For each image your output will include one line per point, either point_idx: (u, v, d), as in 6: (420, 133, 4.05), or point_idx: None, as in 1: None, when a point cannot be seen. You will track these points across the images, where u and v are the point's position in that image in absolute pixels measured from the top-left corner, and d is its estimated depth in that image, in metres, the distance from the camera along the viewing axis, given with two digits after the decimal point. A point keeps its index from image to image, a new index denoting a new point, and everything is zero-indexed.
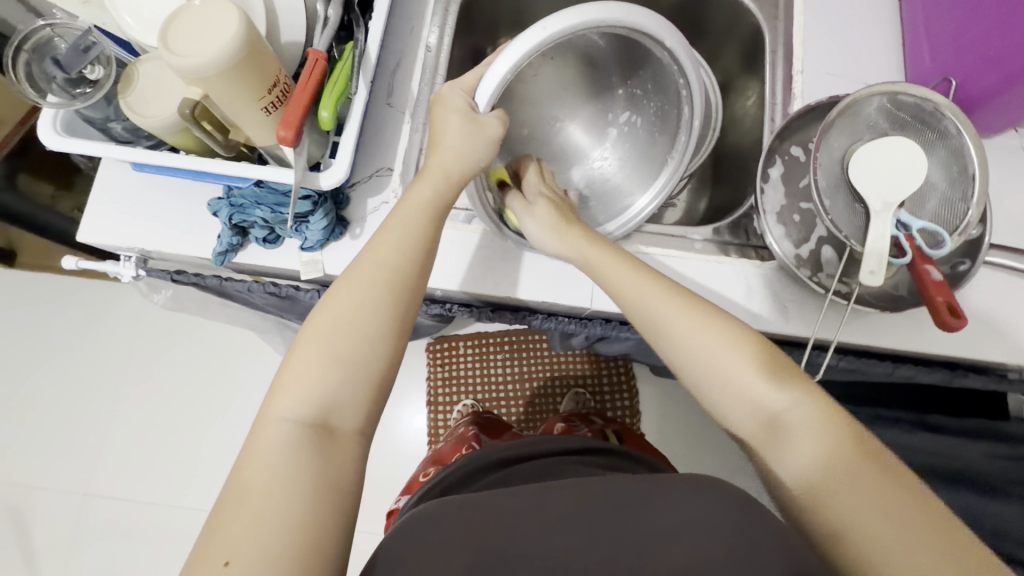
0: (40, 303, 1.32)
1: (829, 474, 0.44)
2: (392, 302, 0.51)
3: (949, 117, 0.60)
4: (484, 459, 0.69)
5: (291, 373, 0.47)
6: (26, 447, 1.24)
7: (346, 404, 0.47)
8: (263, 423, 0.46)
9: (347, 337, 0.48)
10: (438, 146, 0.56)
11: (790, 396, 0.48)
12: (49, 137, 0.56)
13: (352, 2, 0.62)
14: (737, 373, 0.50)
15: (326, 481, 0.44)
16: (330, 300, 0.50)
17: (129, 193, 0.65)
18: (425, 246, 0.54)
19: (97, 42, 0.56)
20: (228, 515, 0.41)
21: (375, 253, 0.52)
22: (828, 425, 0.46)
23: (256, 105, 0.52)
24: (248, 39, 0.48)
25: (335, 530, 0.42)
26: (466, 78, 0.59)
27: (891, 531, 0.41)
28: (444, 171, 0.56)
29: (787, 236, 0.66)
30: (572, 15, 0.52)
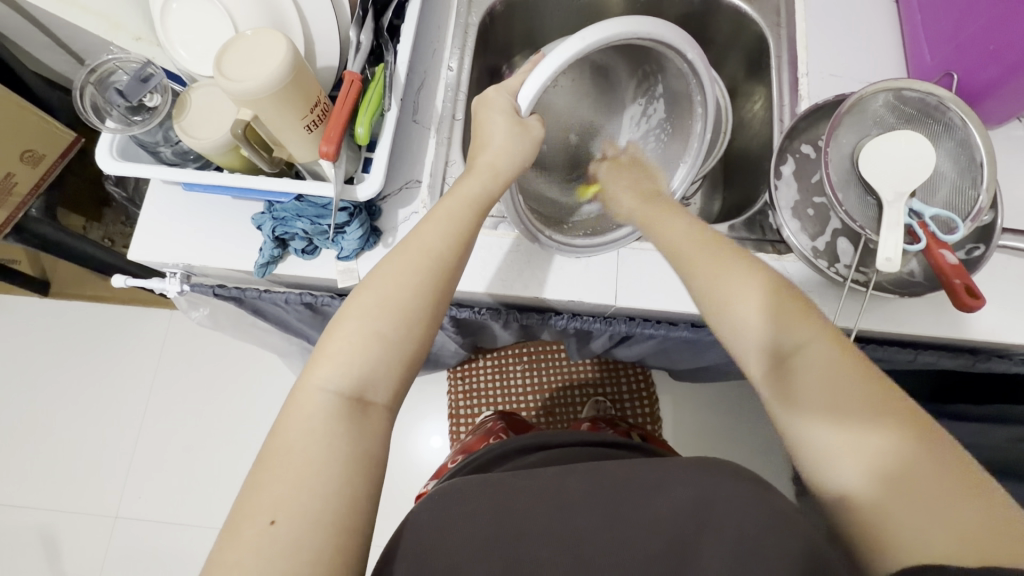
0: (75, 328, 1.37)
1: (846, 428, 0.43)
2: (434, 288, 0.52)
3: (954, 109, 0.63)
4: (518, 442, 0.72)
5: (330, 344, 0.49)
6: (61, 469, 1.28)
7: (382, 381, 0.50)
8: (300, 389, 0.48)
9: (386, 316, 0.50)
10: (484, 147, 0.60)
11: (805, 341, 0.47)
12: (106, 162, 0.61)
13: (381, 28, 0.67)
14: (759, 327, 0.49)
15: (362, 455, 0.46)
16: (372, 280, 0.52)
17: (177, 213, 0.69)
18: (465, 233, 0.55)
19: (155, 73, 0.61)
20: (270, 475, 0.43)
21: (419, 238, 0.54)
22: (853, 382, 0.44)
23: (299, 123, 0.56)
24: (293, 65, 0.52)
25: (367, 499, 0.45)
26: (511, 81, 0.62)
27: (907, 487, 0.39)
28: (493, 170, 0.59)
29: (803, 229, 0.68)
30: (608, 27, 0.56)
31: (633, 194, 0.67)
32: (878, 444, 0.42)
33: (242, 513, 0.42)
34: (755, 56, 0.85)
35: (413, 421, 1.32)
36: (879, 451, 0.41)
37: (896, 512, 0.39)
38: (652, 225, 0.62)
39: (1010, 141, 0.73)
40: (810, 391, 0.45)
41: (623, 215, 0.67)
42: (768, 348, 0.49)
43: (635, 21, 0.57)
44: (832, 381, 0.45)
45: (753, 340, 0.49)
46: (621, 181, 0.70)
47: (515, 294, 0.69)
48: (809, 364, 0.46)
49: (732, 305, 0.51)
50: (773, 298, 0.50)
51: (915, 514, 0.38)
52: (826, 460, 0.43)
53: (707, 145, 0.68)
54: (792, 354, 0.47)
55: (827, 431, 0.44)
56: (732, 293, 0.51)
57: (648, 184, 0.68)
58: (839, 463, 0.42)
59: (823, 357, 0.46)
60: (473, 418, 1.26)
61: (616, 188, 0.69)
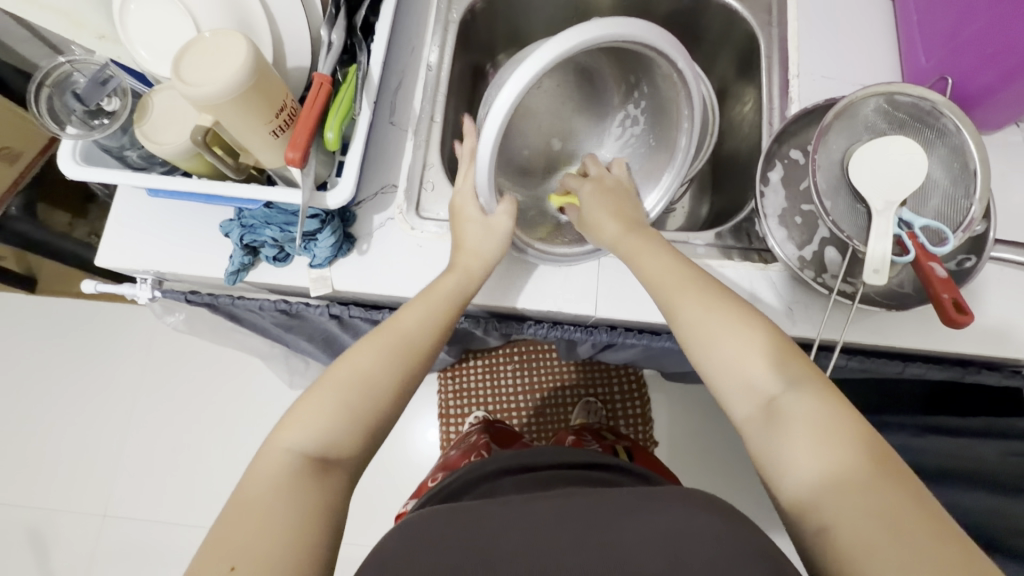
0: (55, 327, 1.34)
1: (819, 461, 0.43)
2: (409, 368, 0.54)
3: (948, 114, 0.60)
4: (493, 465, 0.70)
5: (300, 413, 0.49)
6: (44, 469, 1.26)
7: (350, 451, 0.49)
8: (268, 452, 0.47)
9: (361, 391, 0.51)
10: (465, 230, 0.62)
11: (787, 383, 0.48)
12: (69, 167, 0.58)
13: (354, 26, 0.64)
14: (742, 366, 0.50)
15: (328, 511, 0.45)
16: (347, 355, 0.53)
17: (146, 218, 0.67)
18: (442, 323, 0.57)
19: (114, 76, 0.61)
20: (229, 528, 0.42)
21: (397, 324, 0.56)
22: (828, 419, 0.45)
23: (264, 128, 0.54)
24: (255, 68, 0.50)
25: (324, 561, 0.42)
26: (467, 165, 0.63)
27: (874, 520, 0.39)
28: (470, 268, 0.60)
29: (790, 238, 0.66)
30: (589, 29, 0.53)
31: (609, 216, 0.62)
32: (851, 479, 0.42)
33: (198, 566, 0.39)
34: (745, 56, 0.82)
35: (402, 421, 1.29)
36: (851, 482, 0.42)
37: (870, 546, 0.39)
38: (636, 258, 0.58)
39: (1006, 146, 0.70)
40: (790, 426, 0.46)
41: (602, 240, 0.62)
42: (752, 385, 0.49)
43: (624, 22, 0.54)
44: (810, 419, 0.46)
45: (738, 376, 0.50)
46: (598, 198, 0.63)
47: (493, 302, 0.68)
48: (792, 403, 0.47)
49: (715, 342, 0.51)
50: (756, 337, 0.51)
51: (884, 545, 0.38)
52: (804, 492, 0.43)
53: (693, 150, 0.65)
54: (776, 391, 0.48)
55: (806, 465, 0.44)
56: (720, 331, 0.51)
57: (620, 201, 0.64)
58: (814, 493, 0.43)
59: (805, 398, 0.47)
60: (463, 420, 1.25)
61: (591, 207, 0.63)
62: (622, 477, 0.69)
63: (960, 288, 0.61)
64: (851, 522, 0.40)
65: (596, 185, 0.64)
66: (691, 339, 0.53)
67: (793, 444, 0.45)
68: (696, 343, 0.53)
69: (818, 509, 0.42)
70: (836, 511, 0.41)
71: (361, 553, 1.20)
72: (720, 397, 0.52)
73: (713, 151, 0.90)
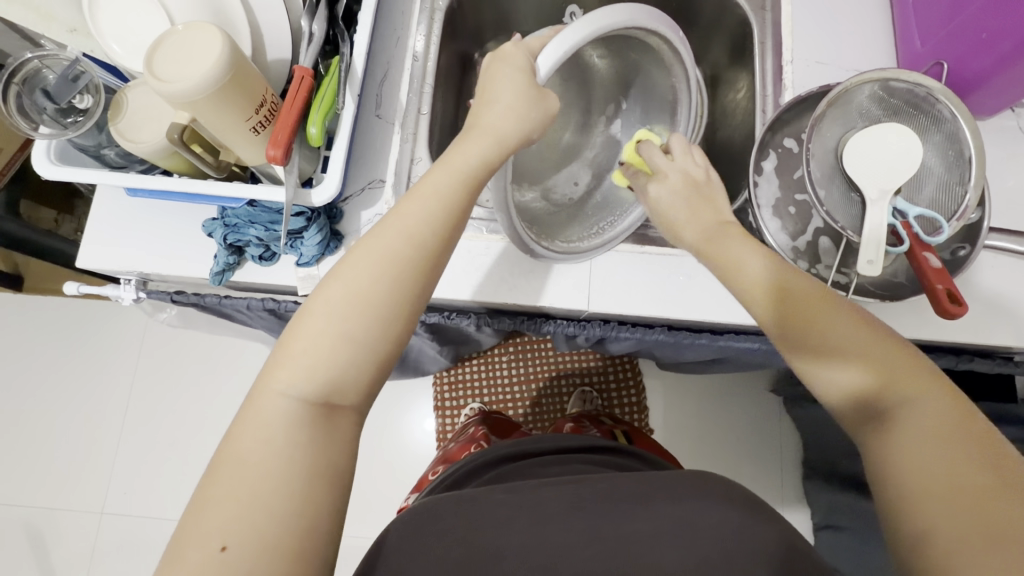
0: (37, 326, 1.30)
1: (935, 463, 0.39)
2: (415, 279, 0.47)
3: (943, 100, 0.59)
4: (495, 452, 0.70)
5: (294, 341, 0.44)
6: (36, 470, 1.25)
7: (353, 384, 0.45)
8: (260, 391, 0.44)
9: (361, 315, 0.45)
10: (487, 106, 0.52)
11: (904, 389, 0.42)
12: (45, 167, 0.57)
13: (336, 16, 0.62)
14: (847, 366, 0.44)
15: (326, 467, 0.42)
16: (345, 267, 0.46)
17: (128, 217, 0.65)
18: (456, 218, 0.49)
19: (86, 71, 0.58)
20: (219, 492, 0.40)
21: (400, 217, 0.47)
22: (947, 424, 0.40)
23: (244, 126, 0.52)
24: (231, 63, 0.48)
25: (331, 513, 0.41)
26: (532, 42, 0.54)
27: (975, 523, 0.36)
28: (496, 134, 0.51)
29: (783, 228, 0.66)
30: (596, 18, 0.50)
31: (693, 216, 0.58)
32: (960, 482, 0.37)
33: (190, 532, 0.38)
34: (739, 41, 0.80)
35: (397, 413, 1.27)
36: (959, 482, 0.37)
37: (966, 544, 0.35)
38: (718, 254, 0.55)
39: (1001, 132, 0.70)
40: (904, 426, 0.41)
41: (682, 241, 0.59)
42: (862, 386, 0.43)
43: (620, 9, 0.51)
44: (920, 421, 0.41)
45: (848, 374, 0.44)
46: (676, 192, 0.59)
47: (484, 297, 0.66)
48: (905, 410, 0.41)
49: (825, 331, 0.46)
50: (874, 333, 0.45)
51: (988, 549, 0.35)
52: (902, 485, 0.40)
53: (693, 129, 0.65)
54: (886, 391, 0.42)
55: (912, 465, 0.39)
56: (822, 329, 0.46)
57: (702, 197, 0.59)
58: (909, 489, 0.39)
59: (928, 407, 0.41)
60: (458, 412, 1.25)
61: (662, 198, 0.59)
62: (623, 460, 0.69)
63: (954, 277, 0.61)
64: (955, 524, 0.36)
65: (665, 185, 0.59)
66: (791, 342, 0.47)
67: (901, 447, 0.40)
68: (800, 342, 0.47)
69: (926, 505, 0.38)
70: (943, 516, 0.37)
71: (360, 545, 1.20)
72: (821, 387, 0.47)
73: (707, 138, 0.89)
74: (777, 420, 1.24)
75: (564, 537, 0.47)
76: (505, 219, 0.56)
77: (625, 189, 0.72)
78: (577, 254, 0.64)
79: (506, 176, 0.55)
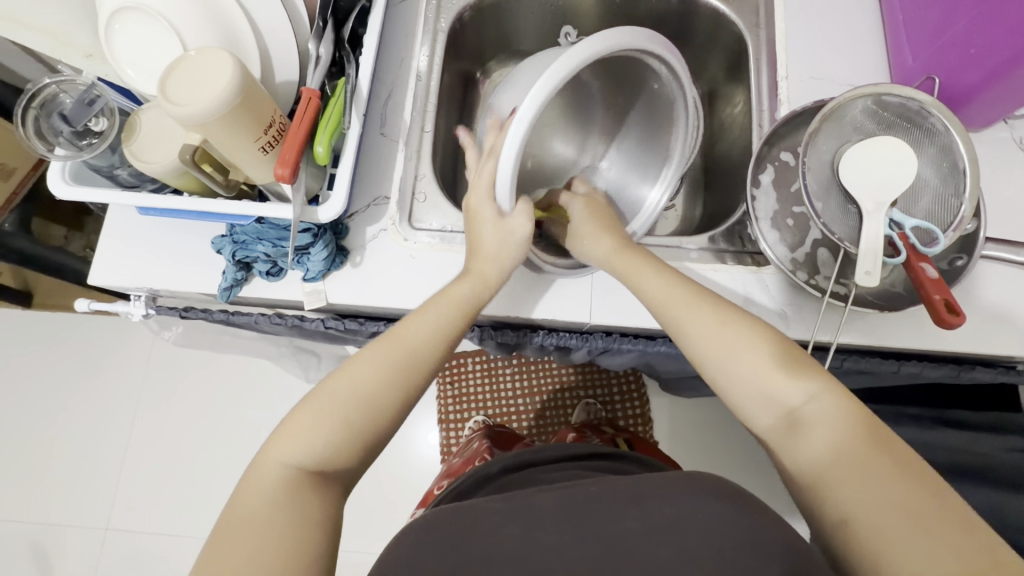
0: (45, 341, 1.32)
1: (838, 447, 0.45)
2: (410, 369, 0.52)
3: (936, 114, 0.60)
4: (495, 465, 0.71)
5: (301, 418, 0.47)
6: (42, 484, 1.25)
7: (347, 461, 0.47)
8: (266, 458, 0.46)
9: (370, 405, 0.49)
10: (486, 221, 0.58)
11: (801, 388, 0.49)
12: (59, 187, 0.58)
13: (341, 38, 0.64)
14: (748, 373, 0.51)
15: (323, 531, 0.43)
16: (344, 364, 0.51)
17: (141, 234, 0.67)
18: (448, 331, 0.55)
19: (100, 95, 0.61)
20: (218, 551, 0.40)
21: (411, 328, 0.54)
22: (847, 415, 0.46)
23: (253, 145, 0.54)
24: (242, 87, 0.50)
25: (325, 574, 0.41)
26: (498, 142, 0.58)
27: (886, 515, 0.40)
28: (481, 269, 0.59)
29: (782, 240, 0.67)
30: (602, 39, 0.52)
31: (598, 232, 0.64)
32: (860, 469, 0.43)
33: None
34: (735, 57, 0.82)
35: (401, 425, 1.27)
36: (864, 470, 0.43)
37: (883, 532, 0.40)
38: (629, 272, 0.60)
39: (996, 144, 0.71)
40: (810, 425, 0.47)
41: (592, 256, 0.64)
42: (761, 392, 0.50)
43: (626, 30, 0.53)
44: (829, 420, 0.46)
45: (756, 388, 0.51)
46: (583, 217, 0.66)
47: (487, 311, 0.67)
48: (816, 416, 0.47)
49: (737, 358, 0.52)
50: (765, 341, 0.52)
51: (889, 522, 0.40)
52: (813, 480, 0.45)
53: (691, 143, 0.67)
54: (786, 396, 0.49)
55: (819, 457, 0.45)
56: (735, 346, 0.52)
57: (604, 215, 0.66)
58: (826, 481, 0.44)
59: (829, 405, 0.47)
60: (463, 424, 1.24)
61: (579, 225, 0.65)
62: (624, 467, 0.70)
63: (952, 287, 0.61)
64: (869, 508, 0.41)
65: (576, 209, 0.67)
66: (715, 366, 0.53)
67: (814, 450, 0.46)
68: (719, 361, 0.53)
69: (842, 495, 0.43)
70: (858, 503, 0.42)
71: (362, 560, 1.19)
72: (742, 411, 0.52)
73: (706, 152, 0.90)
74: None
75: (566, 538, 0.47)
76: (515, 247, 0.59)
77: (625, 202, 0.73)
78: (577, 270, 0.67)
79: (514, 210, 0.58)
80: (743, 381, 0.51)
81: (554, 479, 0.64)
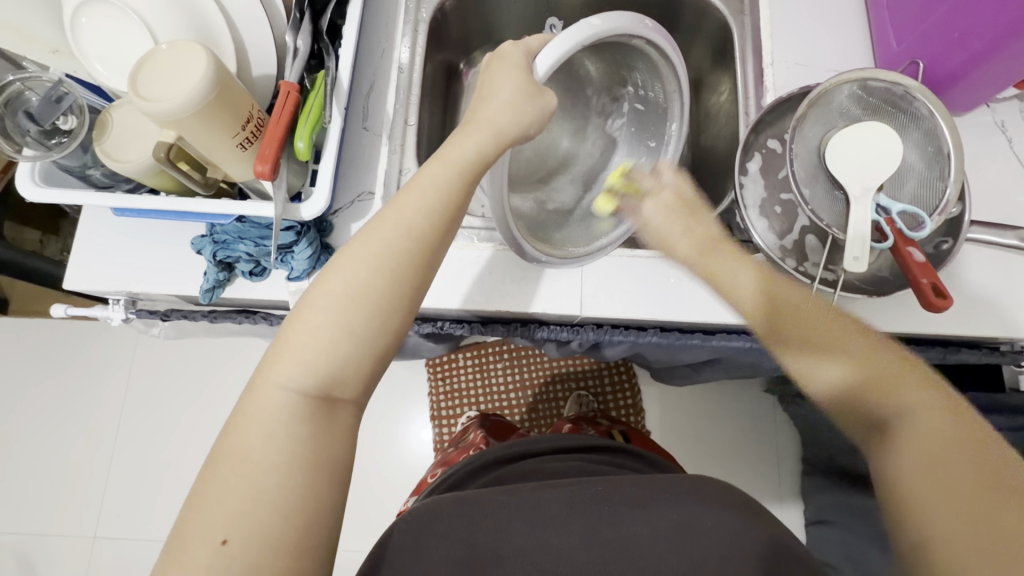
0: (22, 349, 1.28)
1: (917, 451, 0.47)
2: (414, 272, 0.47)
3: (921, 99, 0.60)
4: (490, 454, 0.70)
5: (293, 333, 0.44)
6: (25, 495, 1.22)
7: (351, 377, 0.45)
8: (259, 383, 0.43)
9: (358, 308, 0.44)
10: (484, 102, 0.52)
11: (906, 399, 0.50)
12: (29, 190, 0.56)
13: (320, 30, 0.62)
14: (832, 367, 0.54)
15: (327, 462, 0.42)
16: (343, 259, 0.46)
17: (118, 235, 0.65)
18: (451, 212, 0.49)
19: (69, 92, 0.58)
20: (212, 491, 0.39)
21: (398, 212, 0.47)
22: (941, 428, 0.48)
23: (231, 141, 0.52)
24: (217, 81, 0.48)
25: (330, 505, 0.41)
26: (531, 40, 0.54)
27: (959, 522, 0.43)
28: (494, 128, 0.51)
29: (770, 228, 0.67)
30: (613, 18, 0.52)
31: (688, 235, 0.67)
32: (944, 476, 0.45)
33: (191, 526, 0.38)
34: (720, 45, 0.82)
35: (393, 422, 1.25)
36: (951, 476, 0.45)
37: (958, 542, 0.43)
38: (714, 273, 0.65)
39: (978, 128, 0.71)
40: (899, 432, 0.49)
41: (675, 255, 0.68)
42: (860, 408, 0.52)
43: (631, 17, 0.54)
44: (923, 428, 0.48)
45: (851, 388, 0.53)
46: (666, 202, 0.68)
47: (476, 306, 0.66)
48: (909, 425, 0.49)
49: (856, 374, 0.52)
50: (867, 348, 0.54)
51: (963, 535, 0.43)
52: (896, 486, 0.48)
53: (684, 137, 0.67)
54: (883, 404, 0.50)
55: (901, 463, 0.48)
56: (829, 349, 0.55)
57: (691, 215, 0.69)
58: (907, 488, 0.47)
59: (924, 417, 0.49)
60: (455, 420, 1.24)
61: (662, 222, 0.68)
62: (619, 459, 0.70)
63: (937, 271, 0.62)
64: (949, 517, 0.44)
65: (658, 203, 0.68)
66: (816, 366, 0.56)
67: (904, 460, 0.48)
68: (818, 363, 0.55)
69: (927, 513, 0.45)
70: (941, 517, 0.44)
71: (359, 559, 1.18)
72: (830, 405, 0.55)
73: (693, 141, 0.90)
74: (775, 418, 1.23)
75: None
76: (502, 228, 0.56)
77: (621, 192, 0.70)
78: (568, 262, 0.64)
79: (503, 180, 0.54)
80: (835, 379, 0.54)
81: (552, 471, 0.64)
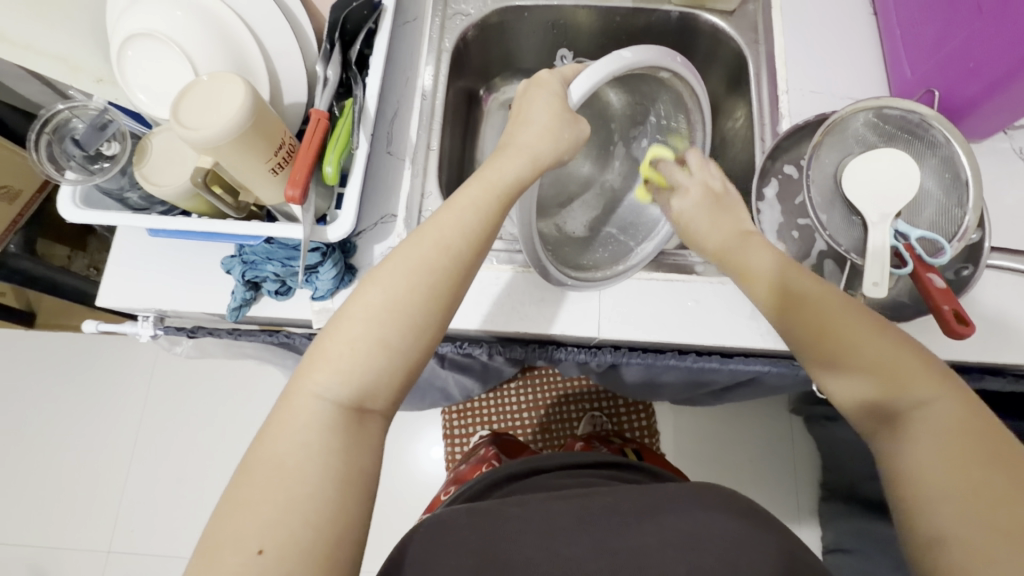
0: (47, 362, 1.32)
1: (936, 440, 0.42)
2: (448, 289, 0.48)
3: (937, 126, 0.60)
4: (509, 467, 0.70)
5: (330, 343, 0.45)
6: (43, 506, 1.24)
7: (383, 388, 0.46)
8: (296, 392, 0.44)
9: (395, 321, 0.46)
10: (522, 126, 0.54)
11: (925, 394, 0.44)
12: (69, 211, 0.58)
13: (348, 60, 0.65)
14: (848, 356, 0.48)
15: (357, 473, 0.43)
16: (381, 272, 0.47)
17: (152, 255, 0.67)
18: (484, 232, 0.50)
19: (113, 120, 0.62)
20: (249, 498, 0.40)
21: (437, 230, 0.49)
22: (967, 430, 0.42)
23: (263, 166, 0.54)
24: (254, 111, 0.50)
25: (357, 518, 0.42)
26: (566, 68, 0.57)
27: (981, 530, 0.38)
28: (532, 151, 0.53)
29: (788, 251, 0.69)
30: (644, 52, 0.54)
31: (714, 225, 0.62)
32: (974, 483, 0.40)
33: (226, 534, 0.39)
34: (735, 73, 0.83)
35: (403, 444, 1.26)
36: (976, 484, 0.40)
37: (979, 547, 0.38)
38: (727, 253, 0.60)
39: (995, 154, 0.71)
40: (919, 430, 0.43)
41: (699, 248, 0.63)
42: (865, 396, 0.47)
43: (665, 52, 0.56)
44: (946, 430, 0.43)
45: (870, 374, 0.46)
46: (701, 206, 0.64)
47: (493, 326, 0.67)
48: (926, 422, 0.44)
49: (853, 350, 0.47)
50: (883, 335, 0.48)
51: (989, 546, 0.37)
52: (913, 489, 0.42)
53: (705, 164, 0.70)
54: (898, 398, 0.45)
55: (922, 465, 0.42)
56: (844, 333, 0.48)
57: (723, 208, 0.64)
58: (927, 493, 0.41)
59: (944, 415, 0.43)
60: (469, 439, 1.23)
61: (692, 217, 0.64)
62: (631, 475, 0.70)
63: (958, 296, 0.62)
64: (965, 510, 0.39)
65: (688, 199, 0.65)
66: (826, 346, 0.49)
67: (916, 449, 0.43)
68: (831, 344, 0.49)
69: (945, 503, 0.40)
70: (954, 510, 0.39)
71: None
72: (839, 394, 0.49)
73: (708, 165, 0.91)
74: (791, 442, 1.21)
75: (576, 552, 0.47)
76: (528, 248, 0.58)
77: (640, 220, 0.72)
78: (588, 281, 0.65)
79: (530, 208, 0.56)
80: (851, 361, 0.48)
81: (571, 483, 0.64)
